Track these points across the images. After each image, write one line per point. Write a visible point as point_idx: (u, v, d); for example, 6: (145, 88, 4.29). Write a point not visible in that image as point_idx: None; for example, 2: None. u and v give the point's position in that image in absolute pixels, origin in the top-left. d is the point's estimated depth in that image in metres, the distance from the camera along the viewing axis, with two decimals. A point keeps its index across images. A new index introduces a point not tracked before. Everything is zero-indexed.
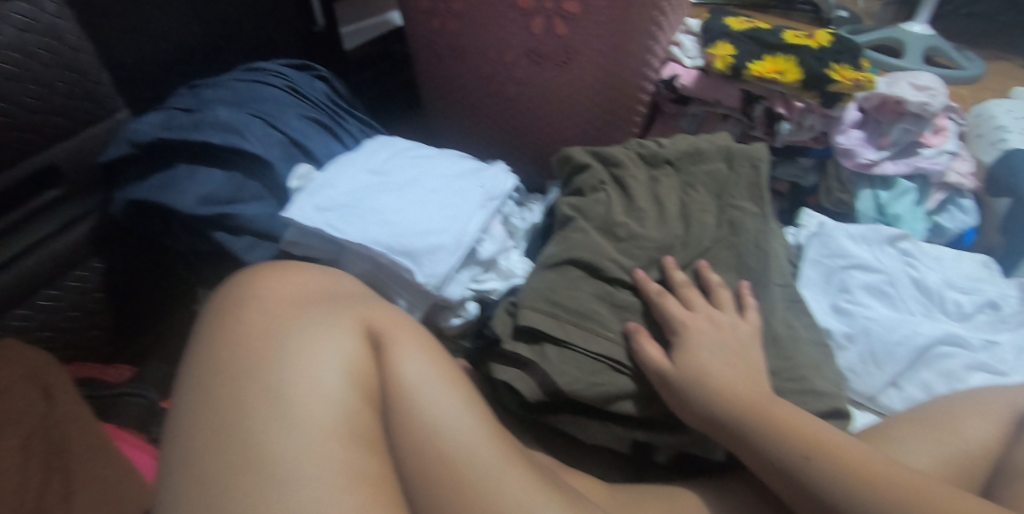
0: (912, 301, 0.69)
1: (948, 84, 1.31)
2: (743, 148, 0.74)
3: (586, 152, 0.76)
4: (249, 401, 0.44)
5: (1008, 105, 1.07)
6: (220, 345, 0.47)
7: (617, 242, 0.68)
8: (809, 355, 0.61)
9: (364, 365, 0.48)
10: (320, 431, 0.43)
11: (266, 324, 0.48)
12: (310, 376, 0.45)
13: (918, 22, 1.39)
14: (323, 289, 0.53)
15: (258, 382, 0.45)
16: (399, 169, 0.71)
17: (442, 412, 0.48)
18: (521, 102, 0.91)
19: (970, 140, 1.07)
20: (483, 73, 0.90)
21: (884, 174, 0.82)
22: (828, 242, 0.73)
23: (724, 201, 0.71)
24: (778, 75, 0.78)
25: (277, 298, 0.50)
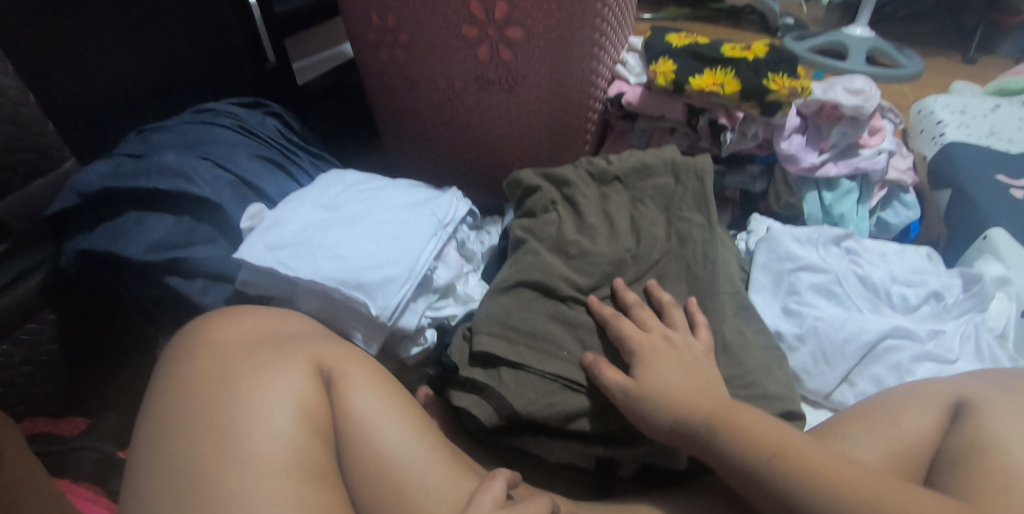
0: (859, 298, 0.71)
1: (890, 83, 1.36)
2: (688, 161, 0.76)
3: (536, 174, 0.77)
4: (200, 447, 0.44)
5: (946, 101, 1.12)
6: (170, 395, 0.47)
7: (569, 260, 0.69)
8: (759, 359, 0.63)
9: (316, 402, 0.48)
10: (270, 471, 0.43)
11: (217, 368, 0.48)
12: (260, 415, 0.45)
13: (860, 24, 1.43)
14: (273, 330, 0.53)
15: (209, 430, 0.44)
16: (351, 204, 0.71)
17: (394, 442, 0.49)
18: (474, 127, 0.92)
19: (913, 137, 1.11)
20: (435, 101, 0.92)
21: (827, 176, 0.85)
22: (776, 246, 0.75)
23: (673, 214, 0.73)
24: (717, 87, 0.80)
25: (229, 343, 0.50)
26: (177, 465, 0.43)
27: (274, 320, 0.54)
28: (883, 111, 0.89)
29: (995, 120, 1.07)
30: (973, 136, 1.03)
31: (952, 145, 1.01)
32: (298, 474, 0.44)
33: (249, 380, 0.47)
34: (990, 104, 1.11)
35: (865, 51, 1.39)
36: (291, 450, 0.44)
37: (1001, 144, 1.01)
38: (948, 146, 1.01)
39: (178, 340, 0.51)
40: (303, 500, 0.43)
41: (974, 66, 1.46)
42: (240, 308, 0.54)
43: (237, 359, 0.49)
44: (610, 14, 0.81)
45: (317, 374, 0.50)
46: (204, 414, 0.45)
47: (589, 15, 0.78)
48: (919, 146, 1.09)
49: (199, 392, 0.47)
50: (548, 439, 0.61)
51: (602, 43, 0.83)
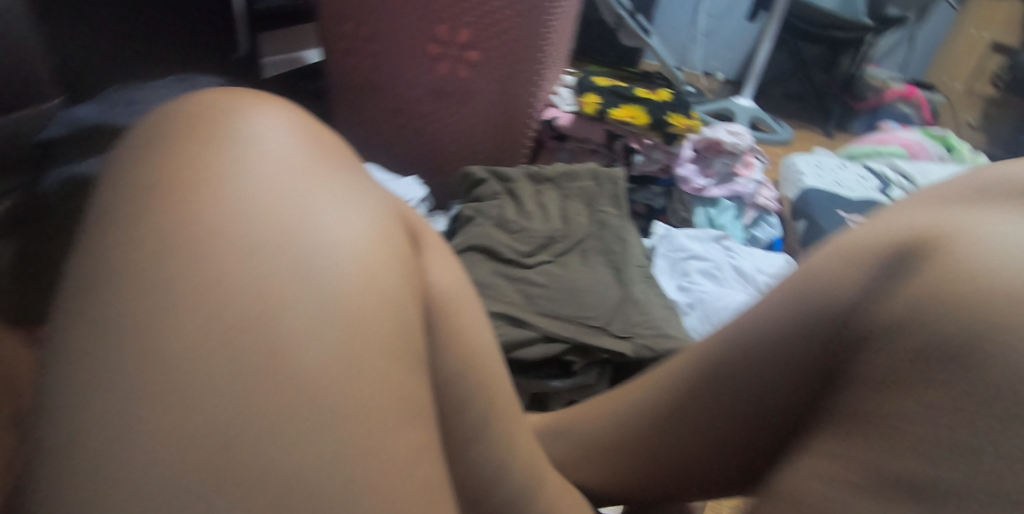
0: (734, 280, 0.91)
1: (766, 146, 1.65)
2: (607, 171, 0.94)
3: (484, 169, 0.91)
4: (251, 316, 0.26)
5: (806, 159, 1.40)
6: (194, 221, 0.27)
7: (510, 234, 0.84)
8: (661, 312, 0.78)
9: (411, 267, 0.31)
10: (364, 353, 0.27)
11: (262, 190, 0.29)
12: (338, 262, 0.28)
13: (745, 96, 1.72)
14: (325, 158, 0.32)
15: (269, 276, 0.27)
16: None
17: (491, 349, 0.38)
18: (427, 133, 1.05)
19: (780, 184, 1.39)
20: (394, 107, 1.03)
21: (712, 197, 1.05)
22: (672, 241, 0.95)
23: (594, 209, 0.90)
24: (630, 119, 1.01)
25: (269, 165, 0.30)
26: (156, 359, 0.24)
27: (302, 153, 0.31)
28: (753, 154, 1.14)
29: (841, 175, 1.35)
30: (826, 185, 1.30)
31: (807, 189, 1.28)
32: (404, 366, 0.28)
33: (267, 256, 0.27)
34: (838, 163, 1.40)
35: (749, 118, 1.68)
36: (357, 353, 0.26)
37: (844, 191, 1.29)
38: (807, 190, 1.27)
39: (172, 145, 0.30)
40: (417, 398, 0.28)
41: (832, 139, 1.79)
42: (266, 124, 0.32)
43: (256, 240, 0.27)
44: (551, 50, 0.99)
45: (386, 235, 0.30)
46: (196, 276, 0.26)
47: (535, 47, 0.95)
48: (788, 189, 1.34)
49: (194, 257, 0.26)
50: None
51: (543, 72, 1.01)
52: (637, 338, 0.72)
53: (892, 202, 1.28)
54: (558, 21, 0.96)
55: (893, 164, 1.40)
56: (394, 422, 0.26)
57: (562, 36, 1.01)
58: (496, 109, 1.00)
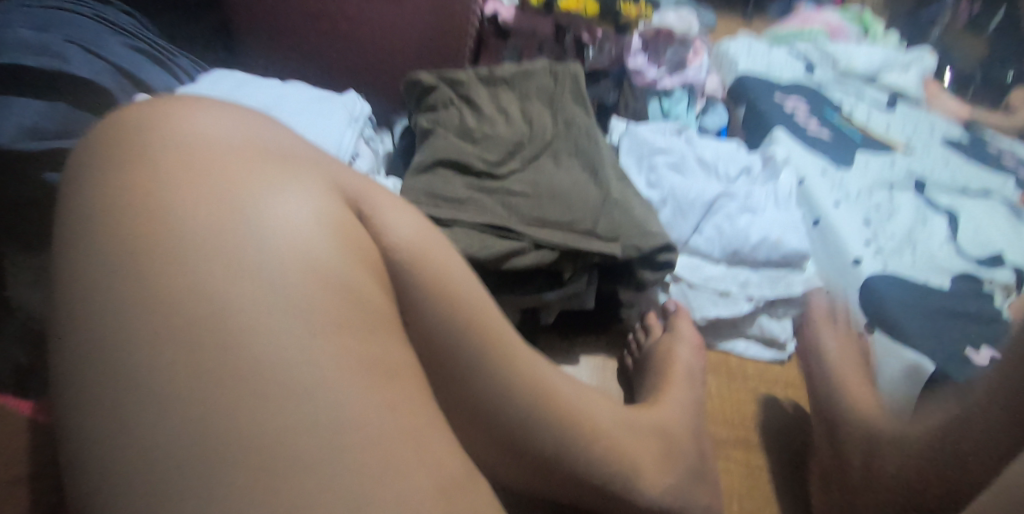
0: (698, 171, 0.90)
1: None
2: (564, 66, 0.87)
3: (432, 75, 0.82)
4: (208, 298, 0.35)
5: (739, 41, 1.39)
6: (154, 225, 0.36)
7: (475, 144, 0.76)
8: (640, 210, 0.75)
9: (341, 229, 0.40)
10: (302, 310, 0.35)
11: (206, 186, 0.38)
12: (277, 241, 0.37)
13: None
14: (268, 142, 0.42)
15: (224, 263, 0.35)
16: (262, 92, 0.70)
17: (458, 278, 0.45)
18: (354, 37, 0.91)
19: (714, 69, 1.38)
20: (311, 10, 0.89)
21: (665, 88, 1.02)
22: (635, 136, 0.91)
23: (556, 107, 0.83)
24: (580, 9, 0.91)
25: (216, 155, 0.39)
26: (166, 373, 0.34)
27: (229, 174, 0.38)
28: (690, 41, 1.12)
29: (770, 57, 1.35)
30: (760, 70, 1.29)
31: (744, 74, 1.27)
32: (332, 322, 0.36)
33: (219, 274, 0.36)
34: (765, 46, 1.40)
35: None
36: (293, 336, 0.35)
37: (775, 74, 1.30)
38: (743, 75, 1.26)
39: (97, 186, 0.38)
40: (351, 350, 0.36)
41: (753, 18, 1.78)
42: (206, 120, 0.41)
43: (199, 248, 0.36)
44: None
45: (314, 215, 0.39)
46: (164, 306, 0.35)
47: None
48: (724, 73, 1.33)
49: (162, 270, 0.35)
50: (486, 293, 0.69)
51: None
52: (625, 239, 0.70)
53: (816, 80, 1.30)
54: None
55: (813, 44, 1.42)
56: (357, 393, 0.35)
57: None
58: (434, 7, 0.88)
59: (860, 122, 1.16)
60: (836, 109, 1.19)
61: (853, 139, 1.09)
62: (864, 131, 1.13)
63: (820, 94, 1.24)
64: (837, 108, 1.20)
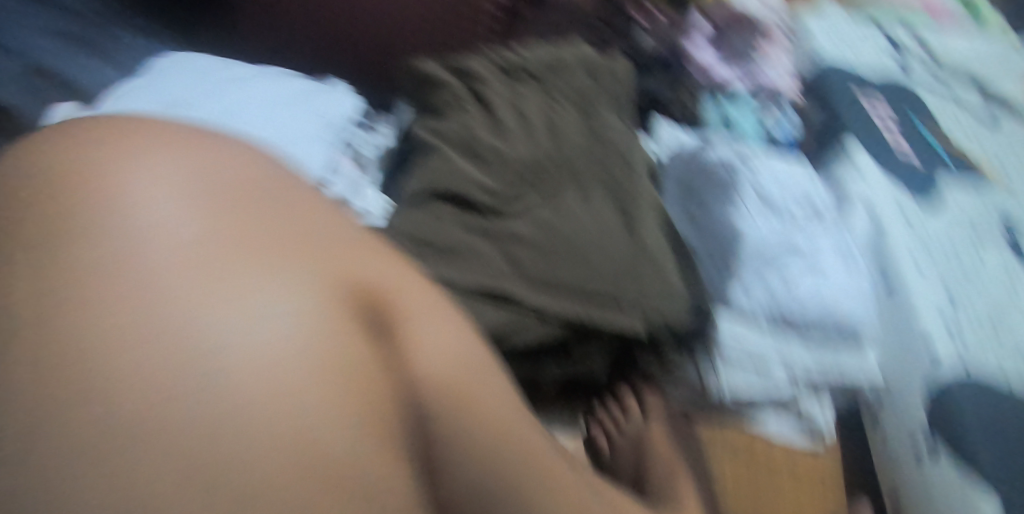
0: (755, 208, 0.73)
1: None
2: (608, 64, 0.72)
3: (442, 66, 0.68)
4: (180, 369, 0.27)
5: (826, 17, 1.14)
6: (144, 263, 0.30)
7: (481, 163, 0.62)
8: (676, 266, 0.59)
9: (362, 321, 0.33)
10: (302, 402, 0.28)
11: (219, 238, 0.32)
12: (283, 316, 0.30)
13: None
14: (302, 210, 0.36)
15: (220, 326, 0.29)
16: (248, 66, 0.67)
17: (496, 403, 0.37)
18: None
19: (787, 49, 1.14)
20: None
21: (729, 92, 0.87)
22: (687, 157, 0.77)
23: (590, 116, 0.67)
24: None
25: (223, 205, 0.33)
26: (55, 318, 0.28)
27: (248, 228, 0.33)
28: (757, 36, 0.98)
29: (854, 42, 1.09)
30: (845, 60, 1.05)
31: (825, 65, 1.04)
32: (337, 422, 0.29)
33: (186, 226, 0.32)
34: (854, 23, 1.13)
35: None
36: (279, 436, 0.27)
37: (859, 61, 1.05)
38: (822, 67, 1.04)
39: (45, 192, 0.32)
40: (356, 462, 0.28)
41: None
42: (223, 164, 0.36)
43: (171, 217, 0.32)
44: None
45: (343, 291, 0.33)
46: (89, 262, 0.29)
47: None
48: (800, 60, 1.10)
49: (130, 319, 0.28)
50: None
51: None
52: (647, 309, 0.55)
53: (908, 75, 1.05)
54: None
55: (913, 24, 1.14)
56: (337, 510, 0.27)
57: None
58: None
59: (956, 144, 0.92)
60: (930, 123, 0.95)
61: (941, 171, 0.87)
62: (957, 158, 0.90)
63: (912, 99, 0.99)
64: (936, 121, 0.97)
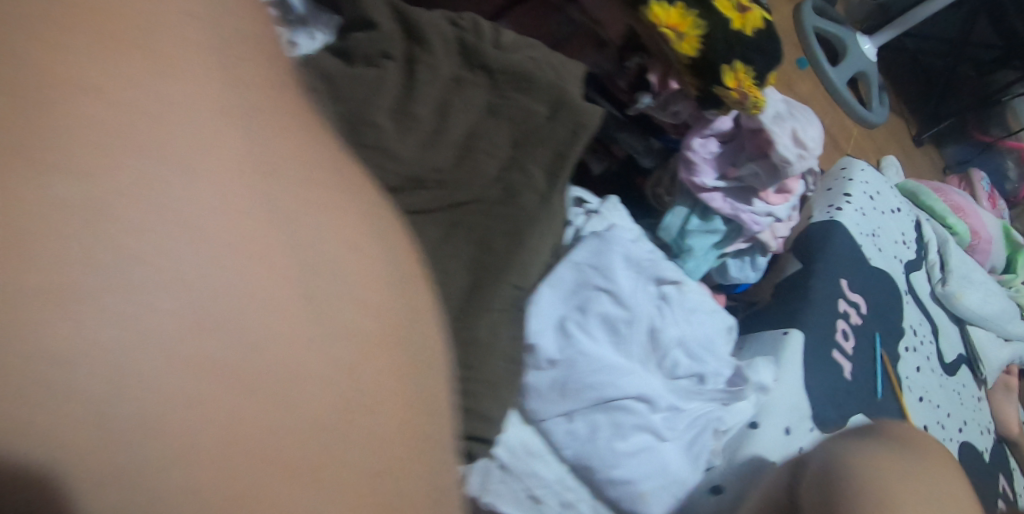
0: (637, 347, 0.62)
1: (847, 116, 1.32)
2: (576, 104, 0.58)
3: (387, 4, 0.56)
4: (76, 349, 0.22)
5: (870, 177, 1.10)
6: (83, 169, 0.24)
7: (358, 145, 0.51)
8: (494, 369, 0.52)
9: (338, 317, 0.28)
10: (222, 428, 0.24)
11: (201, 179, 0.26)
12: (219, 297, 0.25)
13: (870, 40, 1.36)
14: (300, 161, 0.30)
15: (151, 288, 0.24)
16: None
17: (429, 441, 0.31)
18: None
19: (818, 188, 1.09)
20: None
21: (708, 205, 0.70)
22: (602, 252, 0.62)
23: (516, 157, 0.57)
24: (674, 36, 0.60)
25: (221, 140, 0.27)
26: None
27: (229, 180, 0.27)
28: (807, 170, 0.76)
29: (883, 222, 1.07)
30: (857, 229, 1.01)
31: (838, 224, 0.98)
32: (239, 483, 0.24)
33: (250, 147, 0.28)
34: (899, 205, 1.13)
35: (857, 69, 1.33)
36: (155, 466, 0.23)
37: (871, 249, 1.01)
38: (835, 221, 0.98)
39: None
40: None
41: (917, 153, 1.43)
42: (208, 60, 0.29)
43: (213, 122, 0.27)
44: None
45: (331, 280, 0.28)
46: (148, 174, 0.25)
47: None
48: (823, 203, 1.04)
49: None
50: None
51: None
52: None
53: (907, 289, 1.06)
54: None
55: (943, 239, 1.13)
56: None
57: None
58: None
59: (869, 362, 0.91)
60: (868, 328, 0.94)
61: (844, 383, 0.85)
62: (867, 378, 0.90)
63: (872, 296, 0.97)
64: (874, 331, 0.95)
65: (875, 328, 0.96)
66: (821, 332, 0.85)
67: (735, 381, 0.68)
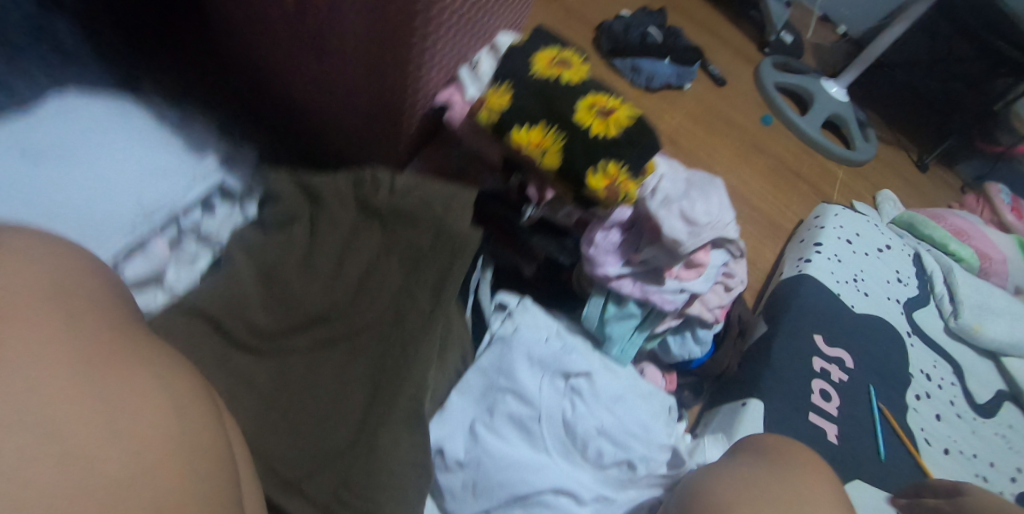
0: (552, 439, 0.66)
1: (830, 159, 1.30)
2: (453, 232, 0.68)
3: (292, 182, 0.70)
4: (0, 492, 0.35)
5: (847, 222, 1.09)
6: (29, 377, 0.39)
7: (269, 296, 0.65)
8: (399, 475, 0.58)
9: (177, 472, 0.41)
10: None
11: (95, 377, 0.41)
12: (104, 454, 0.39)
13: (839, 81, 1.35)
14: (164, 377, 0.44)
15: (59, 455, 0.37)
16: (114, 118, 0.73)
17: None
18: (297, 82, 0.80)
19: (793, 242, 1.09)
20: (258, 48, 0.80)
21: (619, 291, 0.74)
22: (503, 356, 0.68)
23: (407, 285, 0.67)
24: (537, 153, 0.69)
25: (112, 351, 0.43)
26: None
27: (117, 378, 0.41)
28: (722, 241, 0.78)
29: (866, 263, 1.05)
30: (831, 276, 1.00)
31: (806, 277, 0.97)
32: None
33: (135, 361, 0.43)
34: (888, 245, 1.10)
35: (831, 112, 1.33)
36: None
37: (851, 297, 0.99)
38: (804, 274, 0.98)
39: None
40: None
41: (924, 178, 1.38)
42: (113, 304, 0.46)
43: (81, 356, 0.41)
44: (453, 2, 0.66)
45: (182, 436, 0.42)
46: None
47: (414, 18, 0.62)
48: (794, 257, 1.04)
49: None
50: None
51: (433, 36, 0.65)
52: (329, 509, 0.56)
53: (911, 330, 1.01)
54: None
55: (948, 267, 1.08)
56: None
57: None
58: (369, 81, 0.73)
59: (865, 418, 0.87)
60: (859, 382, 0.90)
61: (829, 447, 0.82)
62: (862, 436, 0.85)
63: (860, 347, 0.94)
64: (868, 384, 0.91)
65: (869, 381, 0.91)
66: (788, 395, 0.84)
67: (674, 464, 0.68)
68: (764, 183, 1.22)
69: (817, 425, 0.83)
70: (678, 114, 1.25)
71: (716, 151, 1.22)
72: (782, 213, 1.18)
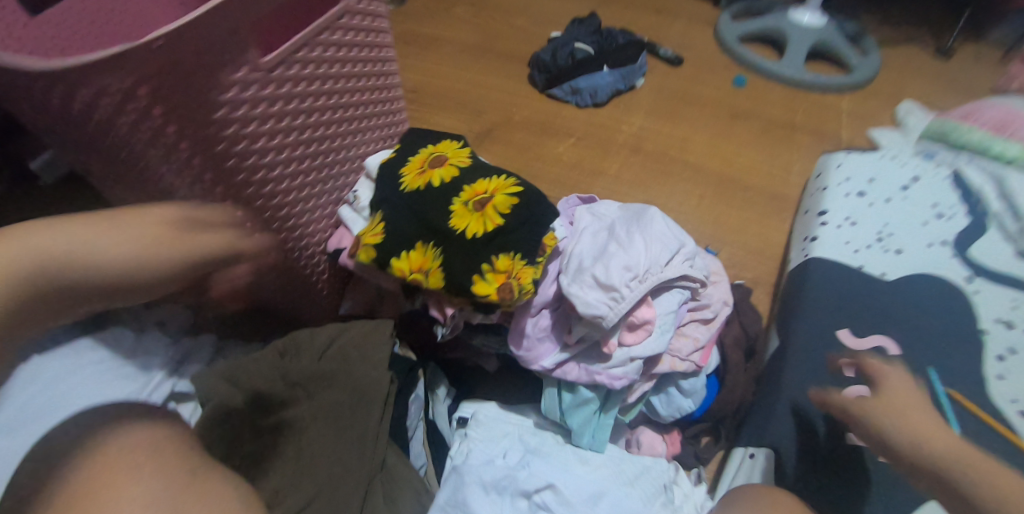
0: None
1: (825, 93, 1.16)
2: (373, 387, 0.69)
3: (217, 376, 0.69)
4: None
5: (856, 171, 0.94)
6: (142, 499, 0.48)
7: None
8: None
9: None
10: None
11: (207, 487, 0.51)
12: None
13: (810, 8, 1.21)
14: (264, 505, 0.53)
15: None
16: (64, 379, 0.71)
17: None
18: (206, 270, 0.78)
19: (798, 218, 0.96)
20: None
21: (566, 378, 0.68)
22: (456, 489, 0.65)
23: (344, 451, 0.65)
24: (420, 278, 0.65)
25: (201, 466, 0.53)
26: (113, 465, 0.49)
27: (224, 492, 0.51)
28: (668, 283, 0.70)
29: (891, 211, 0.89)
30: (846, 247, 0.85)
31: (814, 261, 0.84)
32: None
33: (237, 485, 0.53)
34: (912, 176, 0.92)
35: (811, 43, 1.19)
36: None
37: (878, 262, 0.84)
38: (811, 259, 0.85)
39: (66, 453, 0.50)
40: None
41: (943, 77, 1.20)
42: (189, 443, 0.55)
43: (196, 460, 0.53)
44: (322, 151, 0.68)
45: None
46: (96, 506, 0.47)
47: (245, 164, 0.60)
48: (800, 237, 0.91)
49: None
50: None
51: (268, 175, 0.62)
52: None
53: (972, 275, 0.82)
54: (282, 97, 0.58)
55: (1004, 176, 0.88)
56: None
57: (315, 114, 0.65)
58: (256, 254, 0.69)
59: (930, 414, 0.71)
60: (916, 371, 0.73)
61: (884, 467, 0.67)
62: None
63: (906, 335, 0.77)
64: (926, 368, 0.74)
65: (927, 362, 0.75)
66: (815, 416, 0.72)
67: None
68: (753, 152, 1.09)
69: (862, 444, 0.69)
70: (638, 114, 1.16)
71: (689, 139, 1.12)
72: (780, 181, 1.06)
